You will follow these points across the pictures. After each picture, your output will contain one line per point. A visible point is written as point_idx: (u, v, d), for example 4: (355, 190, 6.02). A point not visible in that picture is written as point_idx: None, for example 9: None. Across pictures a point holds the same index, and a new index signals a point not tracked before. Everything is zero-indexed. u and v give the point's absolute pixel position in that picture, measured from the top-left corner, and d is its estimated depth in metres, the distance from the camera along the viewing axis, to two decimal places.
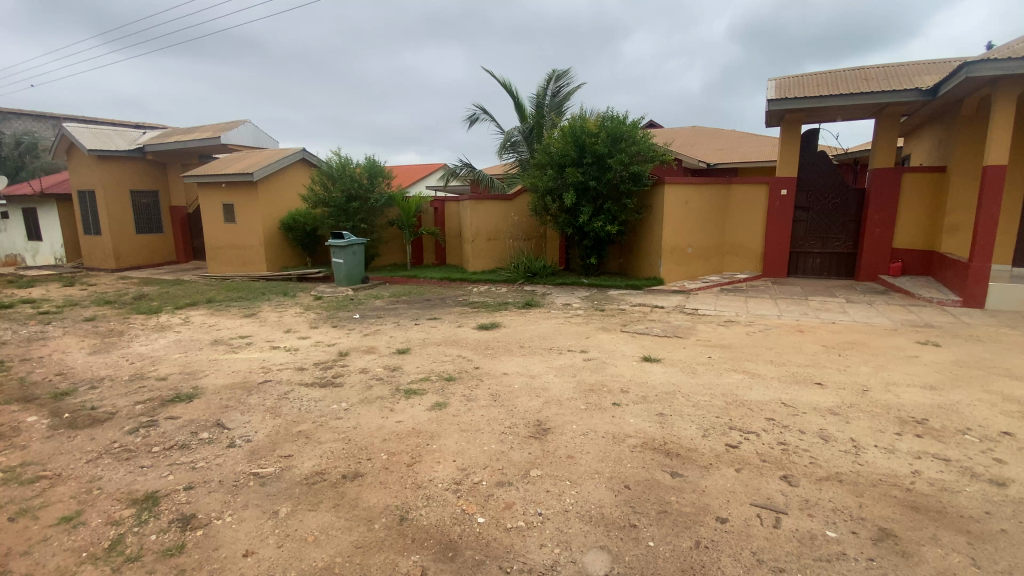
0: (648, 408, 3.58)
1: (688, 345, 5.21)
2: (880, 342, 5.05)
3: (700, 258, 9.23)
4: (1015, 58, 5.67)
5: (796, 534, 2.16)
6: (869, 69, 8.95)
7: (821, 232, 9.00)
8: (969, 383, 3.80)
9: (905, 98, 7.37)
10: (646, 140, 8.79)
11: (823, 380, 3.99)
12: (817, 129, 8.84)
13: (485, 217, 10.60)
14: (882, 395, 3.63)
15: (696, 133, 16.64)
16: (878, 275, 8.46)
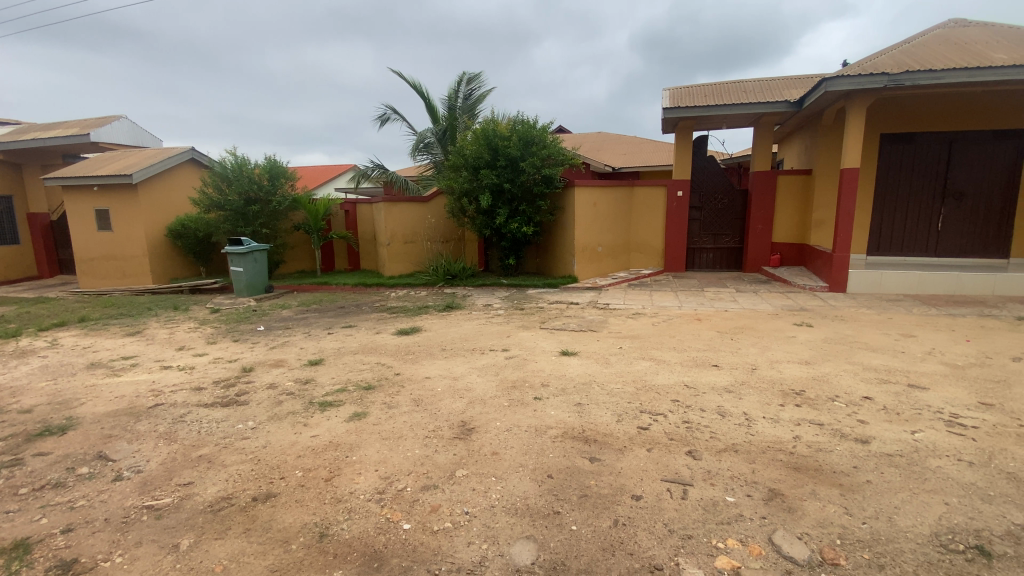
0: (566, 399, 3.73)
1: (602, 338, 5.50)
2: (765, 325, 5.67)
3: (610, 256, 9.75)
4: (865, 74, 6.61)
5: (701, 502, 2.37)
6: (747, 82, 9.99)
7: (712, 229, 9.90)
8: (836, 357, 4.39)
9: (777, 109, 8.31)
10: (555, 144, 9.13)
11: (719, 361, 4.41)
12: (706, 136, 9.70)
13: (400, 220, 10.36)
14: (768, 371, 4.09)
15: (602, 138, 17.53)
16: (761, 266, 9.48)
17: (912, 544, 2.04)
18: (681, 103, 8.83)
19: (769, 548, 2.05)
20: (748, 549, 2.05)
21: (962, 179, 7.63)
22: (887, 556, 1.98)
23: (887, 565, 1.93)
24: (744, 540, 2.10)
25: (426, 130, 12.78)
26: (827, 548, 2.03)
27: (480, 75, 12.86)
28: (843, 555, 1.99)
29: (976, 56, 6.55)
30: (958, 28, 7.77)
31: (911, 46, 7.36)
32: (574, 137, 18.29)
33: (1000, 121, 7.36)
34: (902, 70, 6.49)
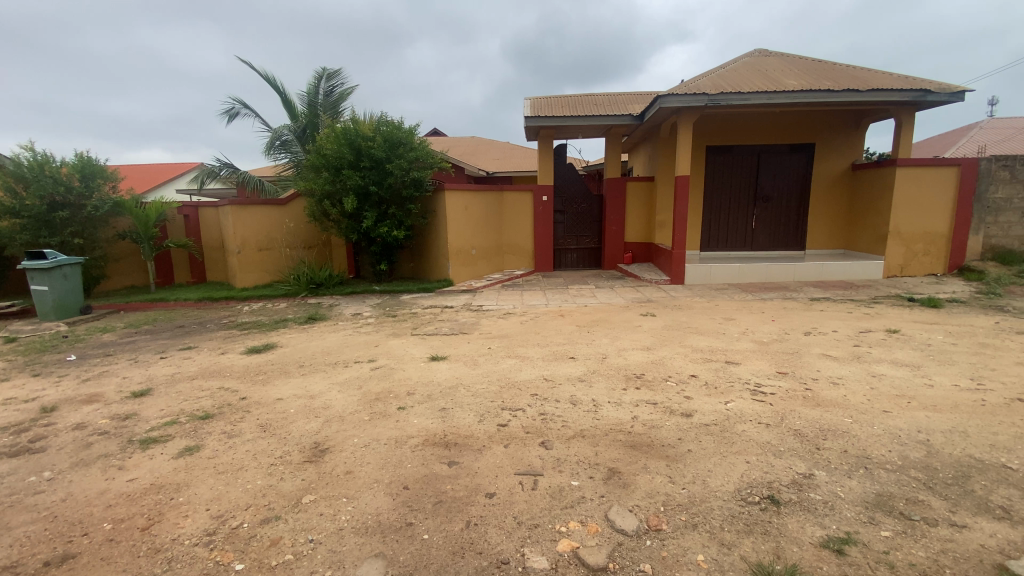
0: (430, 406, 3.67)
1: (471, 340, 5.54)
2: (618, 317, 6.21)
3: (484, 258, 9.90)
4: (690, 93, 7.57)
5: (549, 490, 2.49)
6: (598, 96, 10.86)
7: (575, 231, 10.61)
8: (673, 341, 4.95)
9: (623, 122, 9.16)
10: (423, 147, 9.00)
11: (575, 353, 4.71)
12: (565, 144, 10.34)
13: (254, 226, 9.41)
14: (616, 359, 4.46)
15: (472, 143, 17.78)
16: (617, 264, 10.39)
17: (720, 501, 2.34)
18: (541, 113, 9.31)
19: (605, 525, 2.21)
20: (587, 529, 2.19)
21: (768, 186, 9.11)
22: (699, 515, 2.25)
23: (700, 523, 2.19)
24: (584, 520, 2.25)
25: (282, 126, 11.79)
26: (652, 516, 2.25)
27: (341, 72, 12.22)
28: (665, 520, 2.22)
29: (772, 82, 7.84)
30: (759, 58, 9.22)
31: (726, 72, 8.59)
32: (446, 140, 18.30)
33: (794, 136, 8.85)
34: (718, 92, 7.54)
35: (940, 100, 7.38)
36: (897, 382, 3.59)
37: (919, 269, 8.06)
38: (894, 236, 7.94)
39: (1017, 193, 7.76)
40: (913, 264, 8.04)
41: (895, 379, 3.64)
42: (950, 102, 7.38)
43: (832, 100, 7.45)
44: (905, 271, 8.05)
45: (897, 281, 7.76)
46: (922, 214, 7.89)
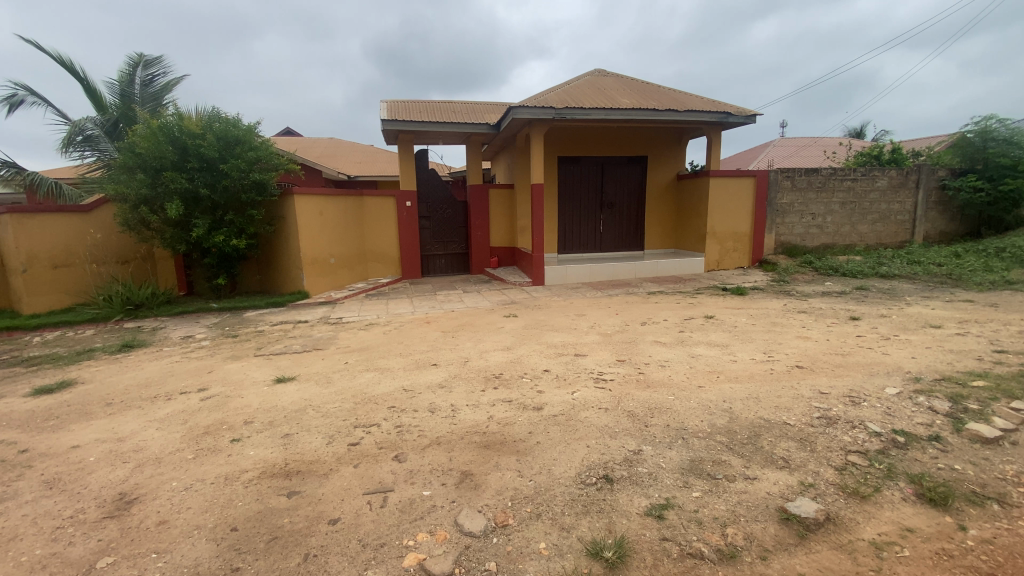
0: (272, 433, 3.34)
1: (326, 356, 5.19)
2: (482, 320, 6.32)
3: (344, 267, 9.35)
4: (540, 106, 8.04)
5: (399, 505, 2.41)
6: (456, 103, 10.98)
7: (441, 236, 10.57)
8: (531, 340, 5.17)
9: (480, 130, 9.37)
10: (265, 146, 8.21)
11: (437, 360, 4.67)
12: (425, 149, 10.25)
13: (46, 237, 7.67)
14: (477, 362, 4.52)
15: (330, 145, 16.77)
16: (484, 268, 10.60)
17: (562, 487, 2.45)
18: (398, 117, 9.11)
19: (453, 531, 2.21)
20: (435, 538, 2.17)
21: (612, 192, 10.04)
22: (543, 504, 2.34)
23: (543, 512, 2.28)
24: (432, 530, 2.22)
25: (86, 119, 9.83)
26: (500, 514, 2.30)
27: (161, 60, 10.64)
28: (511, 515, 2.28)
29: (610, 99, 8.66)
30: (599, 77, 10.13)
31: (571, 87, 9.28)
32: (298, 140, 16.99)
33: (631, 148, 9.86)
34: (564, 106, 8.11)
35: (738, 121, 8.83)
36: (711, 360, 4.16)
37: (731, 263, 9.53)
38: (711, 236, 9.28)
39: (795, 200, 9.64)
40: (726, 259, 9.48)
41: (709, 358, 4.23)
42: (745, 124, 8.86)
43: (658, 118, 8.47)
44: (721, 265, 9.46)
45: (716, 274, 9.09)
46: (730, 216, 9.32)
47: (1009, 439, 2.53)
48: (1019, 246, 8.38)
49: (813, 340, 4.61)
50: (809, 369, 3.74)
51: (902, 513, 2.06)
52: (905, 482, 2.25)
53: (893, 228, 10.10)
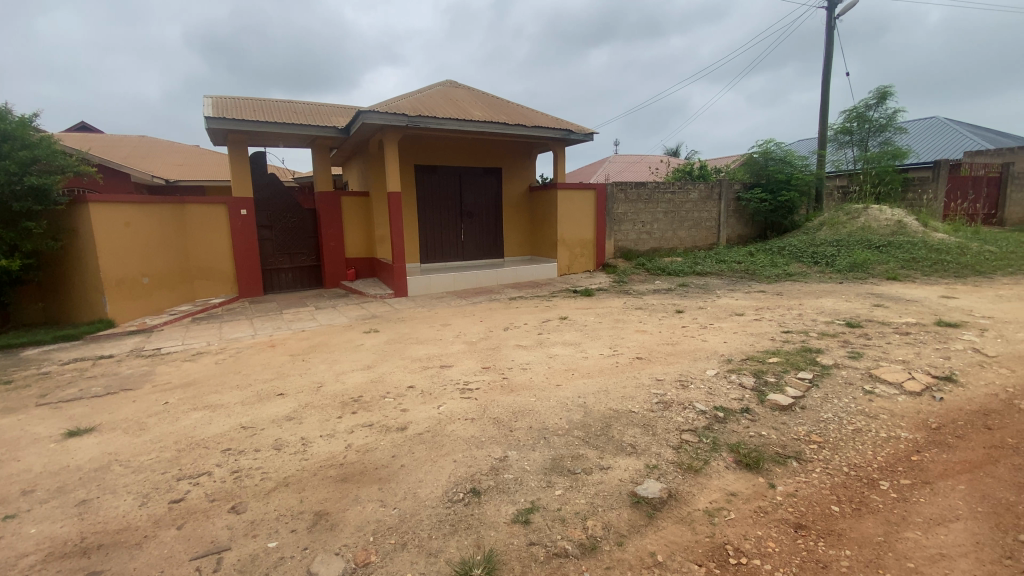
0: (61, 502, 2.66)
1: (140, 397, 4.32)
2: (336, 339, 5.87)
3: (163, 287, 7.98)
4: (391, 112, 7.83)
5: (239, 565, 2.08)
6: (298, 104, 10.15)
7: (287, 248, 9.64)
8: (392, 355, 4.90)
9: (327, 132, 8.78)
10: (47, 143, 6.61)
11: (284, 389, 4.18)
12: (264, 152, 9.28)
13: None
14: (332, 386, 4.15)
15: (143, 144, 14.29)
16: (340, 281, 9.93)
17: (428, 509, 2.33)
18: (227, 115, 8.12)
19: None
20: None
21: (469, 201, 10.17)
22: (408, 532, 2.19)
23: (409, 540, 2.14)
24: None
25: None
26: (360, 553, 2.10)
27: None
28: (373, 551, 2.10)
29: (462, 110, 8.76)
30: (450, 87, 10.21)
31: (423, 96, 9.21)
32: (98, 138, 14.18)
33: (485, 158, 10.10)
34: (416, 114, 8.01)
35: (579, 138, 9.61)
36: (567, 359, 4.34)
37: (581, 267, 10.31)
38: (562, 243, 9.93)
39: (629, 209, 10.85)
40: (576, 264, 10.23)
41: (565, 356, 4.42)
42: (585, 141, 9.68)
43: (509, 131, 8.82)
44: (571, 269, 10.17)
45: (568, 278, 9.74)
46: (577, 224, 10.09)
47: (797, 404, 3.10)
48: (791, 246, 10.49)
49: (649, 333, 5.17)
50: (647, 360, 4.17)
51: (726, 480, 2.37)
52: (727, 452, 2.60)
53: (705, 233, 11.92)
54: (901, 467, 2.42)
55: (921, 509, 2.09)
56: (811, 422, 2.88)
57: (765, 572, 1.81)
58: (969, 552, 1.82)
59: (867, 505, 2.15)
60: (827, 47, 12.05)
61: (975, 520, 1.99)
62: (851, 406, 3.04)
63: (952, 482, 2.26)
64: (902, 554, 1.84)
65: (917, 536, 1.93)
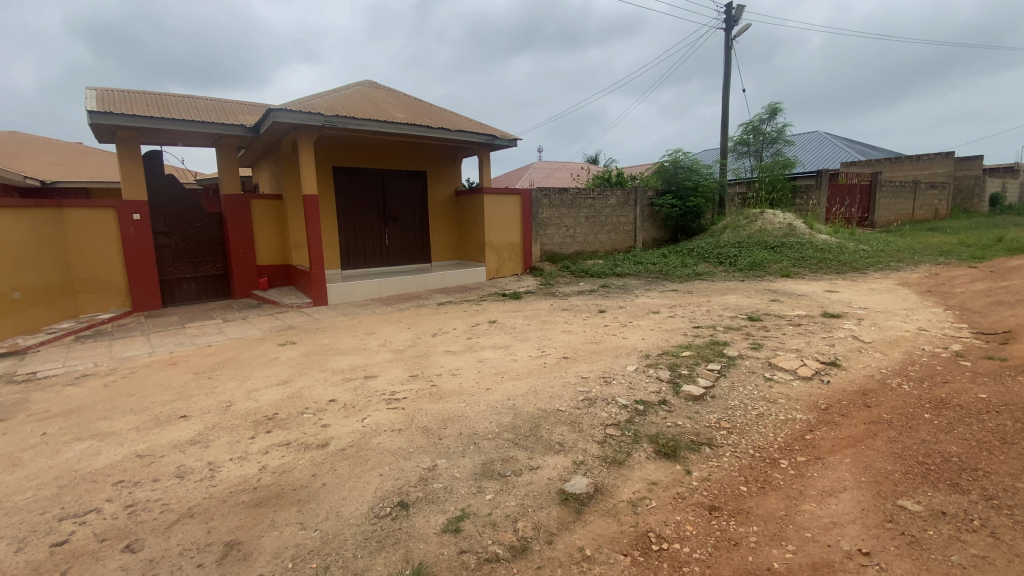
0: None
1: (7, 430, 3.73)
2: (249, 353, 5.46)
3: (38, 303, 6.99)
4: (305, 111, 7.45)
5: None
6: (200, 100, 9.37)
7: (188, 256, 8.83)
8: (311, 368, 4.63)
9: (234, 131, 8.17)
10: None
11: (188, 411, 3.80)
12: (160, 151, 8.46)
13: None
14: (244, 405, 3.84)
15: (10, 139, 12.48)
16: (251, 290, 9.26)
17: (353, 528, 2.21)
18: (114, 109, 7.32)
19: None
20: None
21: (392, 205, 9.91)
22: (332, 553, 2.07)
23: (332, 562, 2.02)
24: None
25: None
26: None
27: None
28: None
29: (383, 112, 8.54)
30: (370, 88, 9.91)
31: (340, 95, 8.86)
32: None
33: (408, 162, 9.90)
34: (333, 114, 7.68)
35: (503, 144, 9.71)
36: (496, 362, 4.32)
37: (508, 271, 10.38)
38: (489, 247, 9.96)
39: (553, 214, 11.12)
40: (504, 267, 10.30)
41: (494, 360, 4.41)
42: (509, 147, 9.80)
43: (432, 135, 8.72)
44: (499, 273, 10.21)
45: (496, 282, 9.77)
46: (504, 228, 10.17)
47: (709, 393, 3.33)
48: (700, 247, 11.30)
49: (575, 334, 5.31)
50: (573, 359, 4.28)
51: (648, 470, 2.48)
52: (648, 443, 2.73)
53: (624, 236, 12.51)
54: (798, 445, 2.67)
55: (815, 483, 2.32)
56: (721, 410, 3.11)
57: (685, 554, 1.91)
58: (855, 518, 2.04)
59: (770, 483, 2.34)
60: (726, 65, 13.14)
61: (859, 489, 2.24)
62: (755, 393, 3.32)
63: (840, 457, 2.53)
64: (801, 525, 2.02)
65: (813, 508, 2.13)
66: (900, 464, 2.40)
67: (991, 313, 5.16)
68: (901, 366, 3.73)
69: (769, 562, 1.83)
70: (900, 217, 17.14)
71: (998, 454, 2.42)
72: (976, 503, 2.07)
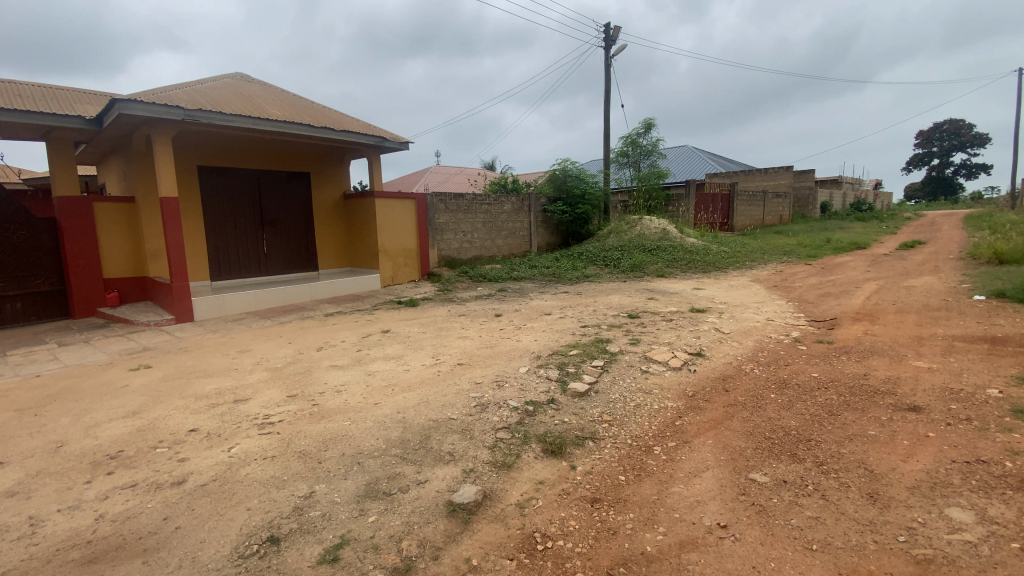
0: None
1: None
2: (90, 382, 4.65)
3: None
4: (159, 103, 6.58)
5: None
6: (22, 85, 7.88)
7: (9, 270, 7.36)
8: (170, 395, 4.06)
9: (68, 123, 6.97)
10: None
11: (2, 458, 3.12)
12: None
13: None
14: (78, 444, 3.24)
15: None
16: (97, 308, 7.94)
17: (212, 574, 1.96)
18: None
19: None
20: None
21: (272, 210, 9.13)
22: None
23: None
24: None
25: None
26: None
27: None
28: None
29: (258, 108, 7.84)
30: (241, 82, 9.06)
31: (205, 88, 7.99)
32: None
33: (289, 163, 9.23)
34: (195, 108, 6.88)
35: (393, 147, 9.44)
36: (386, 374, 4.13)
37: (404, 277, 10.05)
38: (383, 253, 9.57)
39: (448, 219, 11.04)
40: (400, 274, 9.95)
41: (384, 372, 4.22)
42: (400, 150, 9.55)
43: (314, 135, 8.19)
44: (394, 280, 9.84)
45: (390, 289, 9.40)
46: (398, 234, 9.85)
47: (592, 389, 3.50)
48: (589, 251, 11.94)
49: (469, 339, 5.29)
50: (466, 365, 4.25)
51: (535, 470, 2.53)
52: (536, 443, 2.78)
53: (519, 241, 12.81)
54: (669, 432, 2.90)
55: (683, 465, 2.52)
56: (603, 404, 3.27)
57: (567, 550, 1.96)
58: (715, 495, 2.25)
59: (645, 470, 2.51)
60: (606, 82, 14.07)
61: (718, 467, 2.48)
62: (633, 385, 3.55)
63: (704, 439, 2.78)
64: (670, 507, 2.18)
65: (681, 489, 2.31)
66: (751, 441, 2.71)
67: (821, 304, 6.08)
68: (753, 353, 4.24)
69: (642, 547, 1.94)
70: (753, 222, 19.63)
71: (826, 425, 2.83)
72: (809, 470, 2.39)
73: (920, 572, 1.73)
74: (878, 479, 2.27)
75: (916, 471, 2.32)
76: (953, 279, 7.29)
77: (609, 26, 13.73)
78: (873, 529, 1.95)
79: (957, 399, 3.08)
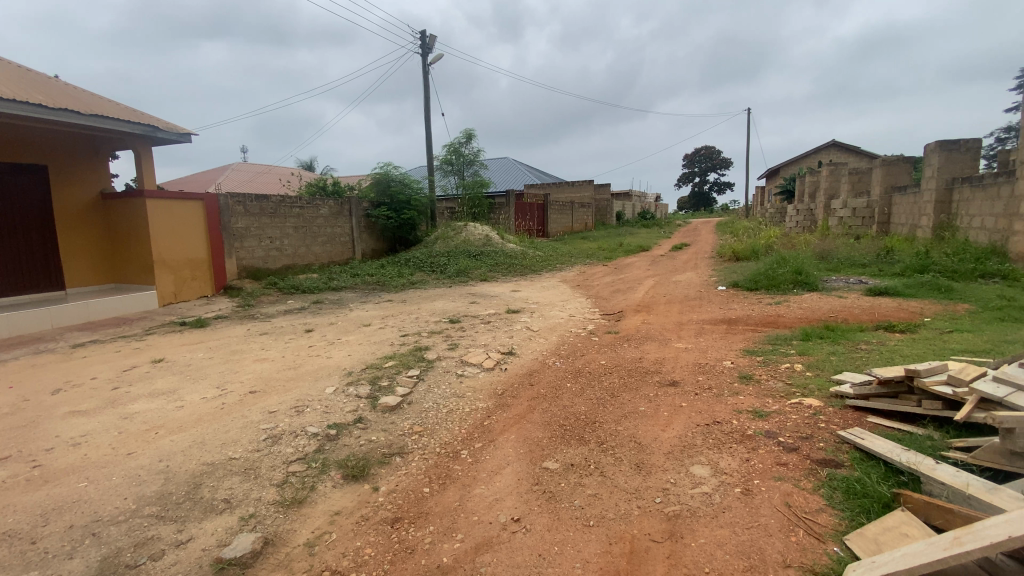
0: None
1: None
2: None
3: None
4: None
5: None
6: None
7: None
8: None
9: None
10: None
11: None
12: None
13: None
14: None
15: None
16: None
17: None
18: None
19: None
20: None
21: None
22: None
23: None
24: None
25: None
26: None
27: None
28: None
29: None
30: None
31: None
32: None
33: (10, 153, 7.11)
34: None
35: (171, 138, 8.01)
36: (151, 415, 3.41)
37: (192, 293, 8.54)
38: (161, 265, 8.01)
39: (250, 224, 9.80)
40: (186, 289, 8.44)
41: (150, 412, 3.48)
42: (180, 142, 8.14)
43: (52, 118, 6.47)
44: (178, 297, 8.30)
45: (173, 308, 7.92)
46: (181, 242, 8.35)
47: (405, 401, 3.40)
48: (415, 257, 11.80)
49: (269, 361, 4.72)
50: (261, 392, 3.76)
51: (332, 500, 2.33)
52: (335, 469, 2.58)
53: (339, 248, 12.02)
54: (476, 434, 2.96)
55: (486, 465, 2.60)
56: (415, 414, 3.21)
57: None
58: (512, 489, 2.35)
59: (449, 477, 2.51)
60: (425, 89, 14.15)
61: (517, 461, 2.61)
62: (447, 391, 3.56)
63: (507, 435, 2.91)
64: (469, 511, 2.21)
65: (482, 490, 2.37)
66: (547, 431, 2.92)
67: (612, 299, 6.97)
68: (556, 347, 4.63)
69: (438, 559, 1.93)
70: (564, 228, 21.78)
71: (608, 407, 3.22)
72: (592, 450, 2.67)
73: (670, 527, 2.04)
74: (644, 450, 2.65)
75: (671, 438, 2.77)
76: (705, 274, 9.08)
77: (425, 34, 13.86)
78: (638, 496, 2.25)
79: (703, 372, 3.80)
